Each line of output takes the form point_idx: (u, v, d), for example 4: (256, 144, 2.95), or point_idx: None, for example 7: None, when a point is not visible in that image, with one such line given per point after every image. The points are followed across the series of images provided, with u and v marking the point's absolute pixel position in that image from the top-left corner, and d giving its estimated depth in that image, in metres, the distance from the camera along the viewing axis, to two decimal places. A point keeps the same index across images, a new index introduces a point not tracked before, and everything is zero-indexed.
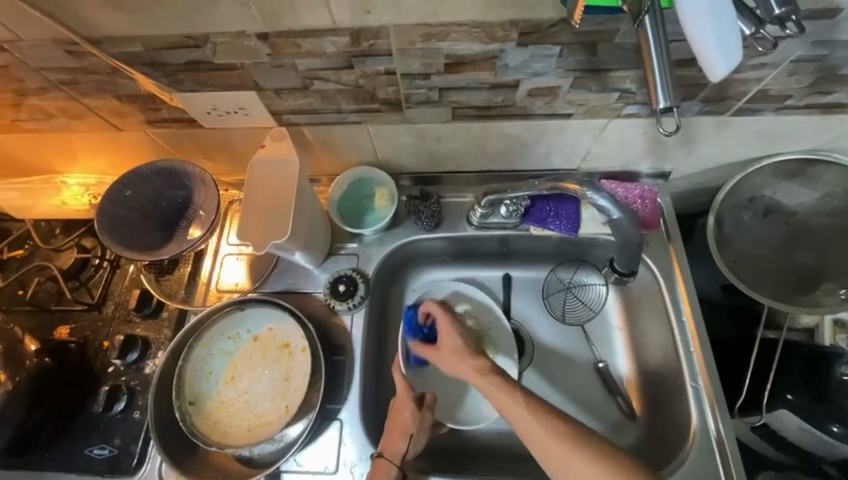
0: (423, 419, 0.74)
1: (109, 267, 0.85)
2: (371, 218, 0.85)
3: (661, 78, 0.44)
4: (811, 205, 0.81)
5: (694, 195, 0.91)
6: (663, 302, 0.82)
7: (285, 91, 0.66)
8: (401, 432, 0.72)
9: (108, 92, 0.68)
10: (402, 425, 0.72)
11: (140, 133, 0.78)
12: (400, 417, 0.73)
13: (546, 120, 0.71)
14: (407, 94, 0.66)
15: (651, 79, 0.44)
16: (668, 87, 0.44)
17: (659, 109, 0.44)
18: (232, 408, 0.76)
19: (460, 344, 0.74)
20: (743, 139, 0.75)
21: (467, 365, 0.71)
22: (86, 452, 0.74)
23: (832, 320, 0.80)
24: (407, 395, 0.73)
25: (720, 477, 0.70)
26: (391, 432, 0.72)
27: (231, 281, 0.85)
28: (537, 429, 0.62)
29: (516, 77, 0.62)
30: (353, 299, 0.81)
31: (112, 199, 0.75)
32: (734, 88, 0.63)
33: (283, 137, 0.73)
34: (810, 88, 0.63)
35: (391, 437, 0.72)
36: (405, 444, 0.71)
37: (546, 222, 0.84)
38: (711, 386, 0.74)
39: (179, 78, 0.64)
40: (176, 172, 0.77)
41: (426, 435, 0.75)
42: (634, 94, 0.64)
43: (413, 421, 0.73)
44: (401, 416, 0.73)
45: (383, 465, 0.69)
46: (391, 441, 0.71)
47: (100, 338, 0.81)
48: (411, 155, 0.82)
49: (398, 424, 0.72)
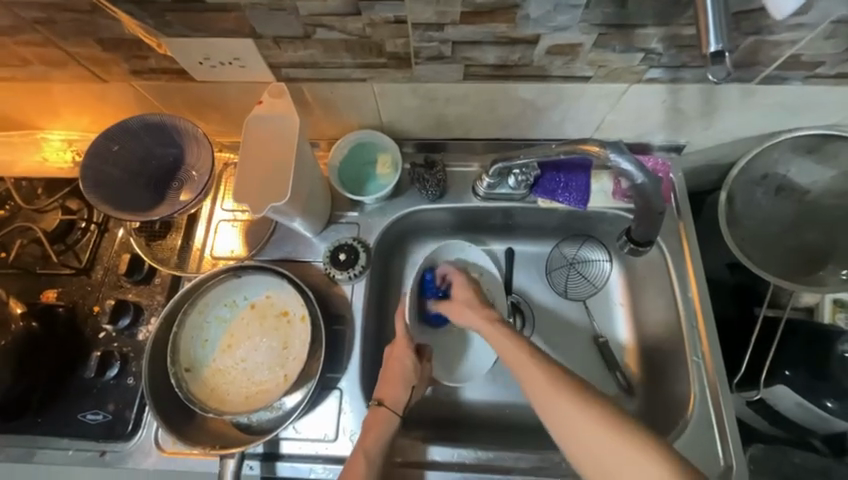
0: (422, 370, 0.75)
1: (96, 230, 0.81)
2: (372, 186, 0.81)
3: (713, 20, 0.43)
4: (824, 184, 0.79)
5: (706, 172, 0.88)
6: (669, 278, 0.81)
7: (284, 40, 0.61)
8: (404, 381, 0.72)
9: (89, 36, 0.62)
10: (405, 374, 0.72)
11: (125, 85, 0.73)
12: (400, 366, 0.72)
13: (563, 83, 0.67)
14: (417, 47, 0.61)
15: (703, 19, 0.44)
16: (719, 29, 0.43)
17: (709, 55, 0.44)
18: (228, 376, 0.74)
19: (472, 298, 0.75)
20: (765, 110, 0.72)
21: (478, 315, 0.72)
22: (80, 417, 0.73)
23: (833, 299, 0.79)
24: (406, 343, 0.74)
25: (718, 449, 0.71)
26: (387, 381, 0.71)
27: (226, 248, 0.82)
28: (548, 391, 0.59)
29: (536, 31, 0.58)
30: (354, 269, 0.78)
31: (97, 153, 0.70)
32: (765, 51, 0.60)
33: (281, 94, 0.68)
34: (844, 54, 0.60)
35: (390, 385, 0.71)
36: (406, 393, 0.71)
37: (555, 194, 0.81)
38: (712, 362, 0.75)
39: (167, 20, 0.58)
40: (165, 128, 0.72)
41: (427, 385, 0.76)
42: (659, 55, 0.61)
43: (414, 371, 0.73)
44: (401, 364, 0.73)
45: (383, 413, 0.69)
46: (390, 390, 0.71)
47: (90, 303, 0.78)
48: (416, 119, 0.78)
49: (397, 372, 0.72)
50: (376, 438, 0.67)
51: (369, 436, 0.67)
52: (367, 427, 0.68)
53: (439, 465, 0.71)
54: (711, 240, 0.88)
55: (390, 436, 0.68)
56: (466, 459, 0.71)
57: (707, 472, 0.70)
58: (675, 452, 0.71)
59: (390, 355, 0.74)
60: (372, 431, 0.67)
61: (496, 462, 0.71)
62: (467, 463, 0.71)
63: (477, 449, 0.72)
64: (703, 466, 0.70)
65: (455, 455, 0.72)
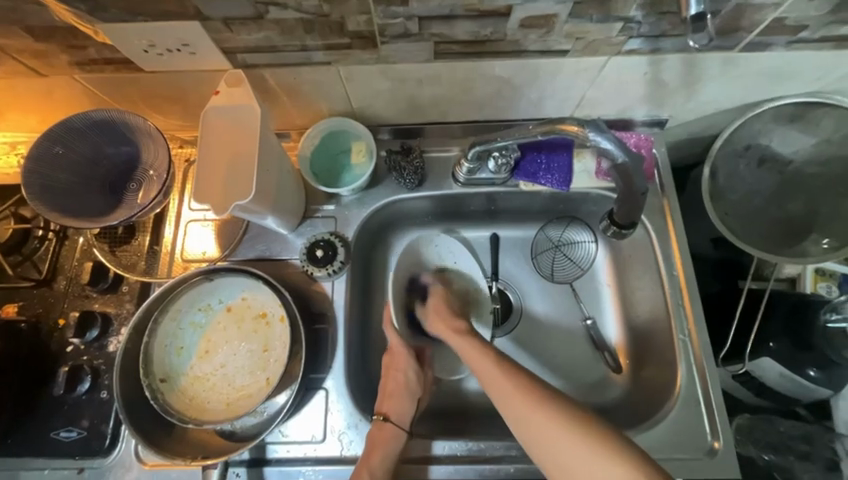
0: (424, 378, 0.76)
1: (55, 238, 0.76)
2: (347, 177, 0.77)
3: None
4: (806, 153, 0.77)
5: (690, 145, 0.86)
6: (655, 256, 0.80)
7: (236, 22, 0.56)
8: (409, 394, 0.72)
9: (16, 25, 0.56)
10: (409, 387, 0.73)
11: (68, 78, 0.67)
12: (403, 379, 0.73)
13: (539, 59, 0.64)
14: (382, 25, 0.57)
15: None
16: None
17: (690, 19, 0.43)
18: (208, 383, 0.71)
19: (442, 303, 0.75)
20: (747, 80, 0.69)
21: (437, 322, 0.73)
22: (52, 435, 0.69)
23: (813, 268, 0.80)
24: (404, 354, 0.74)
25: (705, 424, 0.71)
26: (389, 395, 0.71)
27: (198, 249, 0.78)
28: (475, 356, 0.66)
29: (507, 3, 0.54)
30: (333, 265, 0.75)
31: (38, 157, 0.64)
32: (748, 16, 0.57)
33: (239, 82, 0.62)
34: (828, 16, 0.58)
35: (394, 398, 0.71)
36: (411, 406, 0.72)
37: (537, 176, 0.78)
38: (697, 338, 0.74)
39: (102, 3, 0.53)
40: (114, 125, 0.67)
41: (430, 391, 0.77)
42: (638, 24, 0.58)
43: (416, 381, 0.74)
44: (402, 375, 0.73)
45: (389, 428, 0.68)
46: (395, 404, 0.71)
47: (54, 316, 0.74)
48: (389, 104, 0.74)
49: (399, 385, 0.72)
50: (383, 455, 0.65)
51: (374, 454, 0.65)
52: (373, 445, 0.66)
53: (431, 459, 0.70)
54: (696, 215, 0.87)
55: (397, 451, 0.67)
56: (457, 452, 0.70)
57: (696, 449, 0.70)
58: (663, 431, 0.71)
59: (388, 366, 0.74)
60: (377, 449, 0.66)
61: (487, 453, 0.70)
62: (460, 455, 0.70)
63: (469, 440, 0.71)
64: (691, 444, 0.70)
65: (445, 449, 0.71)
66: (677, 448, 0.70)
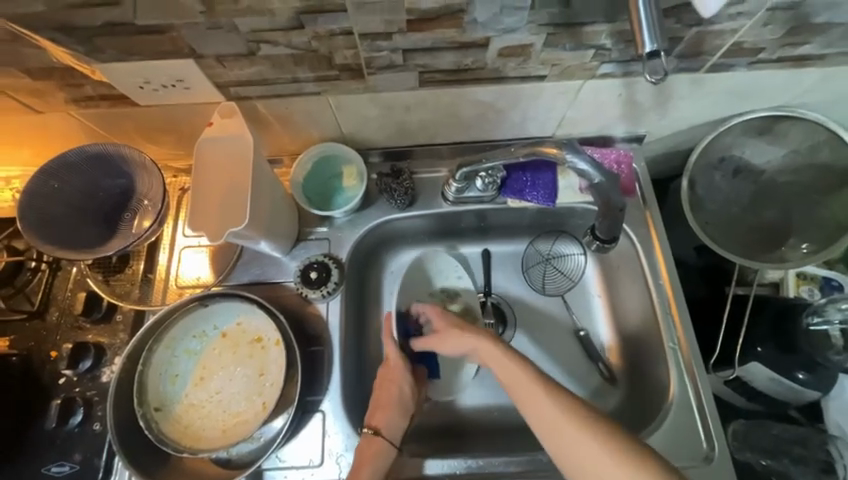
0: (418, 394, 0.74)
1: (48, 269, 0.76)
2: (339, 199, 0.80)
3: (647, 21, 0.46)
4: (777, 163, 0.81)
5: (668, 159, 0.90)
6: (640, 266, 0.82)
7: (228, 58, 0.59)
8: (401, 409, 0.71)
9: (14, 66, 0.58)
10: (402, 401, 0.71)
11: (63, 113, 0.68)
12: (397, 392, 0.71)
13: (519, 83, 0.67)
14: (368, 57, 0.60)
15: (636, 22, 0.46)
16: (653, 30, 0.46)
17: (645, 54, 0.47)
18: (203, 410, 0.71)
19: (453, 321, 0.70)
20: (715, 97, 0.74)
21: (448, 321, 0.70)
22: (44, 471, 0.68)
23: (795, 273, 0.83)
24: (401, 369, 0.72)
25: (699, 432, 0.72)
26: (382, 407, 0.70)
27: (192, 275, 0.79)
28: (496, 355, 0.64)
29: (485, 35, 0.58)
30: (327, 287, 0.76)
31: (34, 191, 0.66)
32: (710, 41, 0.61)
33: (232, 113, 0.65)
34: (783, 39, 0.62)
35: (386, 411, 0.70)
36: (403, 420, 0.71)
37: (524, 193, 0.81)
38: (685, 345, 0.76)
39: (98, 45, 0.55)
40: (109, 158, 0.68)
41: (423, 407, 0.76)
42: (609, 51, 0.61)
43: (410, 397, 0.72)
44: (397, 390, 0.71)
45: (379, 443, 0.67)
46: (386, 417, 0.70)
47: (46, 348, 0.73)
48: (378, 129, 0.76)
49: (392, 398, 0.71)
50: (372, 470, 0.65)
51: (363, 467, 0.65)
52: (361, 457, 0.66)
53: (432, 478, 0.70)
54: (679, 224, 0.89)
55: (385, 467, 0.66)
56: (457, 470, 0.70)
57: (692, 456, 0.71)
58: (659, 440, 0.72)
59: (383, 379, 0.72)
60: (366, 462, 0.65)
61: (487, 469, 0.70)
62: (460, 473, 0.70)
63: (468, 458, 0.71)
64: (687, 452, 0.71)
65: (445, 467, 0.71)
66: (674, 457, 0.71)
